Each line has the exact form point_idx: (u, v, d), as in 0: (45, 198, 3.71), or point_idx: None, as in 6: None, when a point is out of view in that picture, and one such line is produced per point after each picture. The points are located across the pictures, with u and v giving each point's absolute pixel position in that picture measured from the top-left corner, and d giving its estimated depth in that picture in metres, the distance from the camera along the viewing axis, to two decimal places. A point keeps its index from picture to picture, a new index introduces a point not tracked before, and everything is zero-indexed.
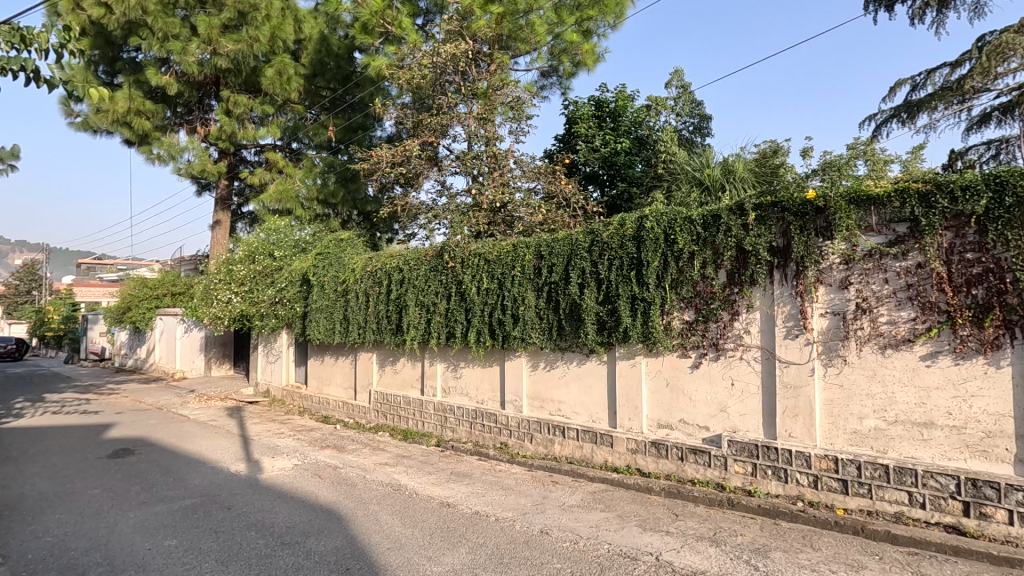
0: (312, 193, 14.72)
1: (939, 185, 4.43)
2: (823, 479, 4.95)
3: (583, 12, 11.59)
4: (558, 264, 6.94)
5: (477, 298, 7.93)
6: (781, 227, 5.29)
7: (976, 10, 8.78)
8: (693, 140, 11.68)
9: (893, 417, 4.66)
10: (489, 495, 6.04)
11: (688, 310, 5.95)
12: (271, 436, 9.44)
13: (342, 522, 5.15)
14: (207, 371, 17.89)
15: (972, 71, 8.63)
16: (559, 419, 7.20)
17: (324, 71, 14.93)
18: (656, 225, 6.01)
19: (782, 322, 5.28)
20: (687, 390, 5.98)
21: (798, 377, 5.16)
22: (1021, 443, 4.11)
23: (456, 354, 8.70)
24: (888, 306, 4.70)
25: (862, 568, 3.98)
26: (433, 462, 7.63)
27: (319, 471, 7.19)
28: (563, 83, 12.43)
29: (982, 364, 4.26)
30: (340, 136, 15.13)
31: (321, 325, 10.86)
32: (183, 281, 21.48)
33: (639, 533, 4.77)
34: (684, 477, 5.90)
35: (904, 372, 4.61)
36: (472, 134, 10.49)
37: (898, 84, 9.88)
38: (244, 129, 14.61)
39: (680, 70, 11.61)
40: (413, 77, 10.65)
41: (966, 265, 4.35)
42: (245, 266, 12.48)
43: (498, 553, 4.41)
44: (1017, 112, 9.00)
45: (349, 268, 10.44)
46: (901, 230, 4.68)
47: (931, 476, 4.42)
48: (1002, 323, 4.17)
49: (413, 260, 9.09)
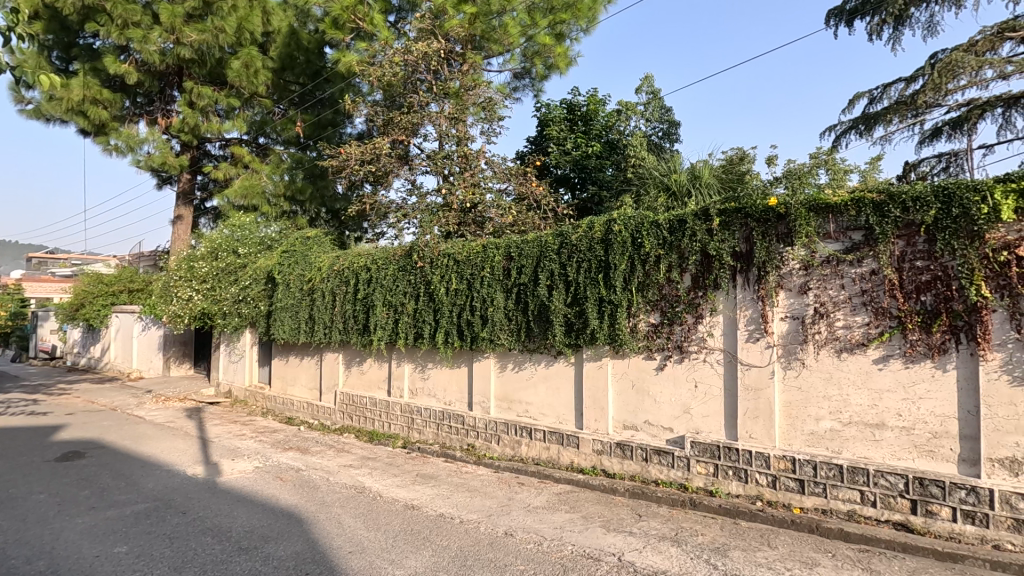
0: (279, 188, 14.36)
1: (892, 196, 4.59)
2: (781, 479, 5.09)
3: (556, 15, 11.60)
4: (527, 266, 6.96)
5: (446, 298, 7.89)
6: (744, 233, 5.43)
7: (928, 29, 9.19)
8: (662, 145, 11.87)
9: (848, 419, 4.82)
10: (454, 497, 5.99)
11: (654, 313, 6.03)
12: (231, 438, 9.20)
13: (303, 526, 5.04)
14: (165, 370, 17.33)
15: (925, 87, 8.99)
16: (526, 421, 7.21)
17: (293, 66, 14.54)
18: (624, 228, 6.08)
19: (744, 325, 5.41)
20: (652, 391, 6.06)
21: (758, 380, 5.29)
22: (965, 444, 4.29)
23: (424, 355, 8.62)
24: (844, 311, 4.86)
25: (816, 565, 4.09)
26: (399, 464, 7.55)
27: (281, 473, 7.04)
28: (535, 85, 12.47)
29: (930, 367, 4.44)
30: (308, 132, 14.74)
31: (286, 325, 10.63)
32: (141, 277, 20.74)
33: (603, 534, 4.82)
34: (648, 477, 5.98)
35: (858, 374, 4.77)
36: (443, 134, 10.44)
37: (857, 97, 10.25)
38: (208, 121, 14.23)
39: (651, 76, 11.78)
40: (385, 74, 10.55)
41: (916, 272, 4.53)
42: (207, 263, 12.13)
43: (462, 555, 4.39)
44: (965, 127, 9.43)
45: (316, 267, 10.24)
46: (857, 237, 4.84)
47: (881, 475, 4.59)
48: (948, 328, 4.35)
49: (381, 259, 8.98)
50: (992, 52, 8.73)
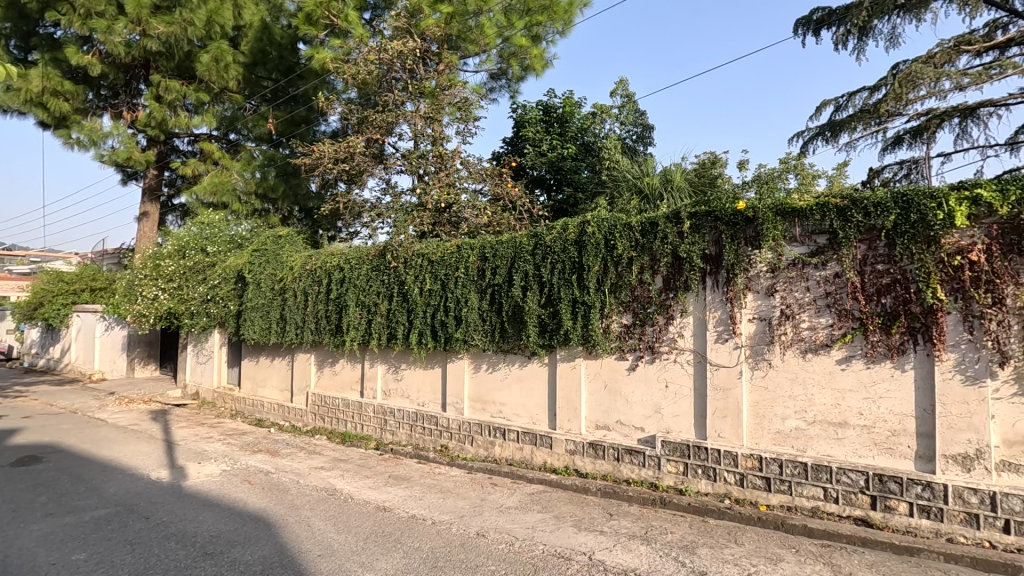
0: (250, 186, 14.02)
1: (855, 201, 4.72)
2: (748, 477, 5.20)
3: (533, 16, 11.55)
4: (502, 267, 6.98)
5: (420, 299, 7.85)
6: (714, 236, 5.52)
7: (891, 40, 9.50)
8: (636, 149, 12.04)
9: (812, 418, 4.95)
10: (427, 498, 5.96)
11: (627, 314, 6.10)
12: (197, 440, 8.98)
13: (270, 530, 4.95)
14: (129, 372, 16.82)
15: (887, 96, 9.24)
16: (499, 421, 7.21)
17: (266, 61, 14.21)
18: (597, 230, 6.13)
19: (713, 326, 5.51)
20: (624, 391, 6.13)
21: (727, 379, 5.40)
22: (921, 441, 4.46)
23: (397, 355, 8.56)
24: (808, 312, 4.99)
25: (780, 561, 4.19)
26: (371, 465, 7.48)
27: (249, 476, 6.90)
28: (511, 87, 12.54)
29: (889, 368, 4.61)
30: (280, 129, 14.45)
31: (256, 325, 10.44)
32: (104, 276, 20.07)
33: (574, 534, 4.84)
34: (620, 477, 6.04)
35: (822, 374, 4.91)
36: (418, 133, 10.39)
37: (824, 104, 10.54)
38: (176, 116, 13.82)
39: (625, 79, 11.93)
40: (359, 72, 10.49)
41: (877, 275, 4.68)
42: (173, 261, 11.83)
43: (433, 557, 4.36)
44: (925, 136, 9.80)
45: (288, 266, 10.08)
46: (822, 241, 4.97)
47: (843, 472, 4.73)
48: (906, 330, 4.51)
49: (355, 258, 8.87)
50: (948, 64, 9.21)
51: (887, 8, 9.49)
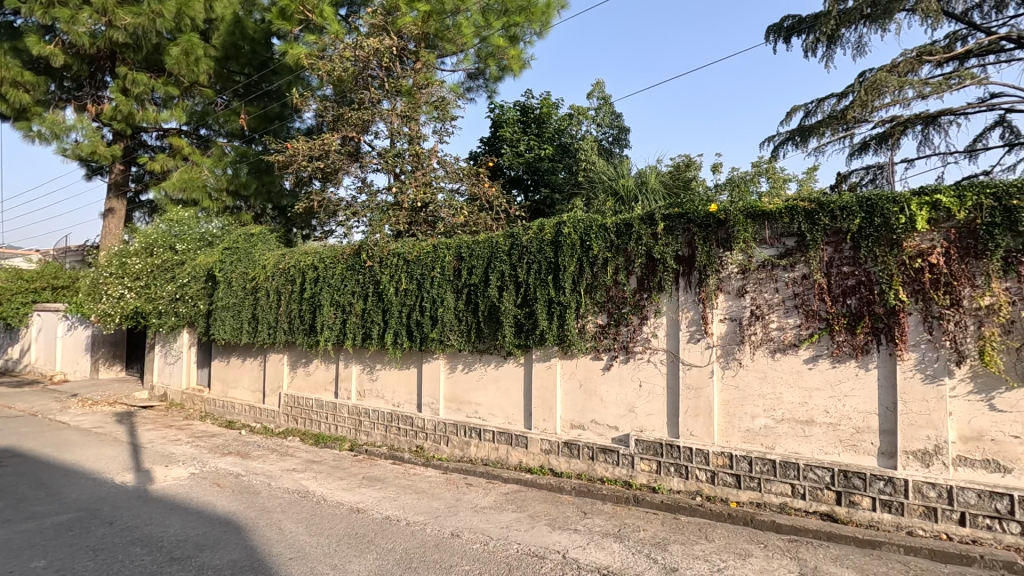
0: (221, 183, 13.69)
1: (822, 205, 4.85)
2: (719, 474, 5.30)
3: (510, 17, 11.67)
4: (478, 267, 6.97)
5: (395, 298, 7.79)
6: (687, 237, 5.61)
7: (858, 49, 9.80)
8: (612, 151, 12.14)
9: (780, 416, 5.07)
10: (401, 499, 5.92)
11: (602, 314, 6.15)
12: (165, 443, 8.76)
13: (240, 533, 4.86)
14: (93, 373, 16.32)
15: (854, 103, 9.48)
16: (475, 421, 7.20)
17: (238, 56, 14.00)
18: (573, 230, 6.17)
19: (685, 326, 5.60)
20: (599, 391, 6.19)
21: (699, 379, 5.49)
22: (883, 438, 4.61)
23: (372, 356, 8.48)
24: (777, 313, 5.11)
25: (748, 556, 4.28)
26: (345, 466, 7.40)
27: (219, 478, 6.76)
28: (489, 87, 12.50)
29: (854, 367, 4.75)
30: (253, 125, 14.18)
31: (227, 325, 10.23)
32: (66, 274, 19.41)
33: (549, 532, 4.87)
34: (594, 476, 6.10)
35: (790, 373, 5.04)
36: (395, 131, 10.33)
37: (794, 109, 10.80)
38: (143, 110, 13.43)
39: (602, 82, 12.05)
40: (335, 69, 10.36)
41: (843, 277, 4.82)
42: (140, 259, 11.51)
43: (407, 558, 4.34)
44: (889, 142, 10.12)
45: (260, 265, 9.90)
46: (790, 243, 5.09)
47: (810, 469, 4.86)
48: (870, 330, 4.66)
49: (329, 257, 8.77)
50: (911, 73, 9.54)
51: (853, 18, 9.75)
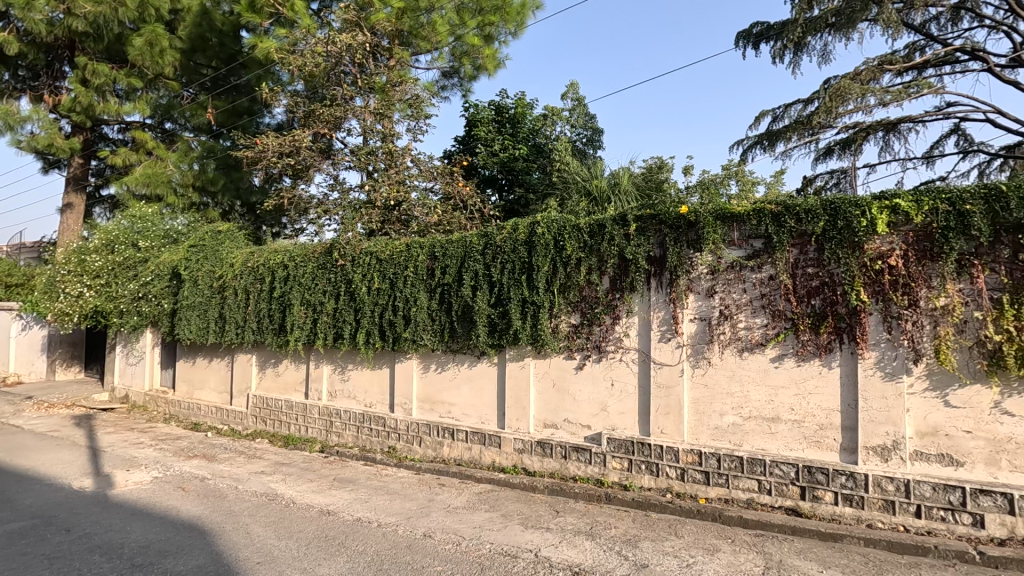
0: (187, 178, 13.31)
1: (788, 207, 4.98)
2: (689, 471, 5.39)
3: (485, 16, 11.65)
4: (451, 266, 6.95)
5: (367, 298, 7.71)
6: (658, 238, 5.70)
7: (823, 56, 10.09)
8: (586, 151, 12.23)
9: (748, 413, 5.19)
10: (373, 500, 5.85)
11: (575, 314, 6.20)
12: (126, 446, 8.47)
13: (206, 538, 4.74)
14: (49, 374, 15.69)
15: (819, 109, 9.75)
16: (448, 422, 7.17)
17: (205, 48, 13.52)
18: (547, 230, 6.20)
19: (656, 326, 5.68)
20: (572, 390, 6.23)
21: (669, 377, 5.58)
22: (846, 434, 4.76)
23: (344, 356, 8.37)
24: (745, 313, 5.23)
25: (716, 551, 4.37)
26: (316, 468, 7.28)
27: (183, 482, 6.58)
28: (463, 86, 12.43)
29: (818, 365, 4.89)
30: (220, 119, 13.68)
31: (192, 324, 9.95)
32: (21, 271, 18.63)
33: (521, 531, 4.88)
34: (567, 474, 6.14)
35: (758, 372, 5.16)
36: (368, 129, 10.21)
37: (762, 114, 11.08)
38: (104, 102, 12.98)
39: (576, 83, 12.13)
40: (306, 64, 10.18)
41: (808, 278, 4.95)
42: (100, 256, 11.10)
43: (378, 560, 4.29)
44: (852, 147, 10.46)
45: (228, 263, 9.67)
46: (758, 245, 5.21)
47: (776, 465, 4.98)
48: (833, 330, 4.81)
49: (300, 255, 8.62)
50: (873, 81, 9.87)
51: (818, 27, 10.05)
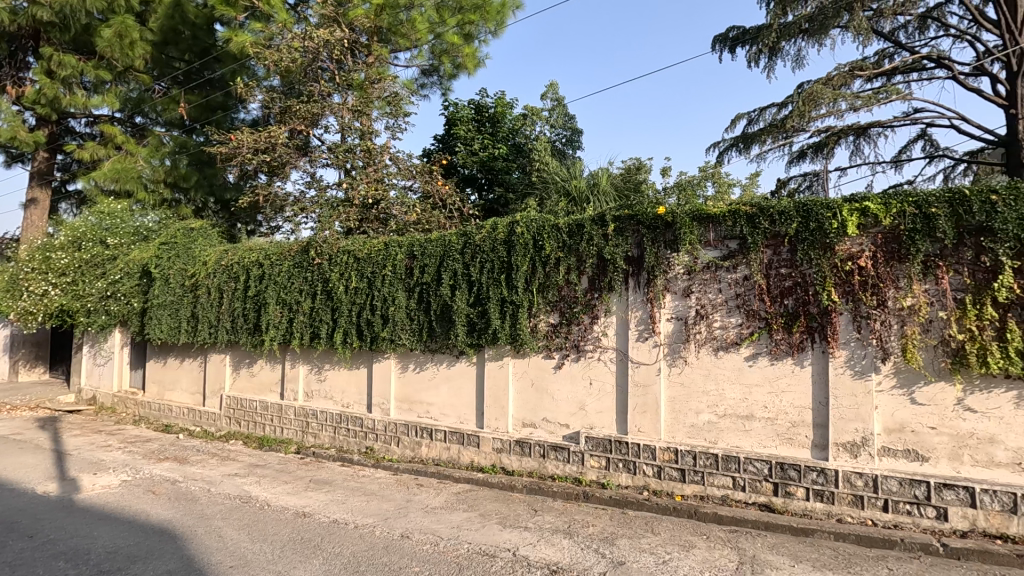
0: (158, 174, 12.97)
1: (763, 209, 5.07)
2: (665, 468, 5.46)
3: (465, 15, 11.59)
4: (430, 265, 6.91)
5: (345, 297, 7.62)
6: (636, 239, 5.75)
7: (797, 61, 10.29)
8: (565, 152, 12.28)
9: (723, 411, 5.28)
10: (349, 501, 5.79)
11: (553, 313, 6.22)
12: (93, 449, 8.23)
13: (177, 542, 4.63)
14: (12, 376, 15.15)
15: (793, 113, 9.94)
16: (426, 421, 7.13)
17: (177, 41, 13.20)
18: (526, 230, 6.22)
19: (634, 326, 5.73)
20: (550, 390, 6.25)
21: (646, 376, 5.64)
22: (817, 431, 4.87)
23: (320, 355, 8.25)
24: (720, 312, 5.31)
25: (692, 548, 4.43)
26: (291, 470, 7.17)
27: (154, 486, 6.42)
28: (443, 84, 12.31)
29: (790, 364, 5.00)
30: (193, 115, 13.50)
31: (163, 324, 9.72)
32: None
33: (499, 531, 4.88)
34: (545, 473, 6.16)
35: (733, 370, 5.24)
36: (345, 126, 10.08)
37: (738, 117, 11.26)
38: (71, 94, 12.58)
39: (555, 83, 12.16)
40: (282, 59, 10.01)
41: (781, 278, 5.05)
42: (66, 253, 10.72)
43: (355, 561, 4.25)
44: (825, 151, 10.70)
45: (200, 261, 9.47)
46: (733, 246, 5.30)
47: (750, 462, 5.07)
48: (805, 329, 4.91)
49: (275, 254, 8.48)
50: (844, 87, 10.11)
51: (793, 32, 10.24)
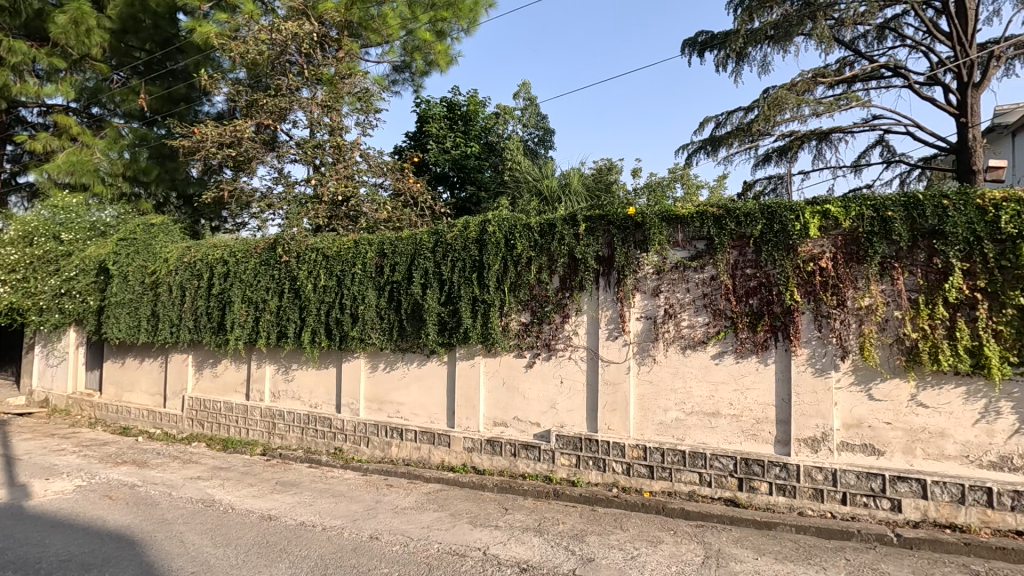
0: (117, 167, 12.50)
1: (729, 211, 5.18)
2: (634, 465, 5.53)
3: (437, 12, 11.45)
4: (401, 264, 6.84)
5: (313, 295, 7.49)
6: (607, 238, 5.81)
7: (763, 67, 10.56)
8: (537, 151, 12.33)
9: (690, 408, 5.38)
10: (317, 503, 5.70)
11: (525, 313, 6.23)
12: (46, 454, 7.88)
13: (135, 549, 4.48)
14: None
15: (759, 117, 10.18)
16: (397, 421, 7.07)
17: (137, 30, 12.73)
18: (498, 229, 6.21)
19: (604, 325, 5.79)
20: (521, 388, 6.27)
21: (616, 374, 5.71)
22: (780, 427, 5.01)
23: (288, 355, 8.09)
24: (688, 312, 5.41)
25: (659, 543, 4.51)
26: (257, 472, 7.00)
27: (110, 490, 6.18)
28: (415, 81, 12.17)
29: (755, 362, 5.13)
30: (154, 106, 12.85)
31: (122, 323, 9.38)
32: None
33: (470, 530, 4.88)
34: (516, 472, 6.18)
35: (700, 368, 5.35)
36: (314, 121, 9.90)
37: (706, 120, 11.49)
38: (22, 82, 12.01)
39: (528, 83, 12.20)
40: (248, 52, 9.77)
41: (746, 278, 5.18)
42: (16, 249, 10.13)
43: (322, 564, 4.19)
44: (789, 155, 11.01)
45: (161, 258, 9.17)
46: (700, 246, 5.41)
47: (716, 458, 5.18)
48: (769, 328, 5.05)
49: (241, 251, 8.27)
50: (807, 93, 10.41)
51: (759, 38, 10.50)
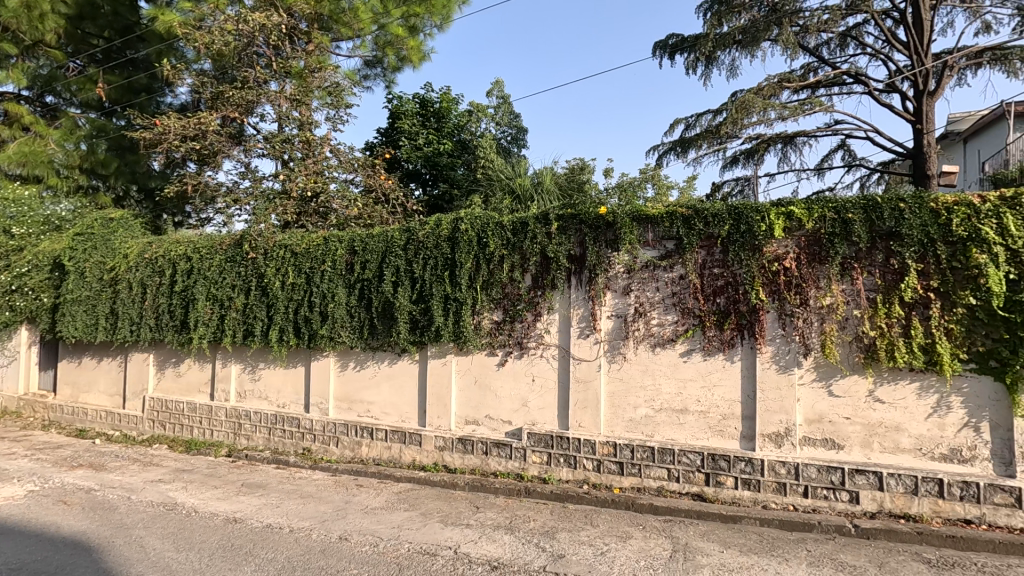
0: (73, 159, 11.99)
1: (697, 212, 5.28)
2: (604, 462, 5.59)
3: (409, 7, 11.27)
4: (372, 261, 6.76)
5: (281, 293, 7.34)
6: (578, 237, 5.85)
7: (730, 71, 10.79)
8: (510, 149, 12.34)
9: (659, 405, 5.47)
10: (285, 505, 5.59)
11: (497, 311, 6.23)
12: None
13: (91, 555, 4.32)
14: None
15: (727, 120, 10.39)
16: (367, 421, 6.99)
17: (95, 16, 12.21)
18: (470, 227, 6.20)
19: (576, 323, 5.84)
20: (493, 387, 6.27)
21: (587, 372, 5.76)
22: (745, 423, 5.14)
23: (254, 354, 7.91)
24: (658, 310, 5.50)
25: (629, 538, 4.57)
26: (221, 474, 6.83)
27: (65, 495, 5.94)
28: (387, 76, 12.04)
29: (721, 360, 5.24)
30: (113, 96, 12.37)
31: (78, 321, 9.02)
32: None
33: (440, 529, 4.86)
34: (487, 470, 6.18)
35: (669, 366, 5.45)
36: (283, 115, 9.69)
37: (676, 122, 11.69)
38: None
39: (501, 81, 12.18)
40: (213, 42, 9.49)
41: (714, 278, 5.29)
42: None
43: (289, 566, 4.11)
44: (755, 157, 11.28)
45: (121, 254, 8.86)
46: (669, 246, 5.50)
47: (684, 454, 5.28)
48: (735, 326, 5.17)
49: (206, 247, 8.05)
50: (773, 97, 10.68)
51: (727, 42, 10.73)
